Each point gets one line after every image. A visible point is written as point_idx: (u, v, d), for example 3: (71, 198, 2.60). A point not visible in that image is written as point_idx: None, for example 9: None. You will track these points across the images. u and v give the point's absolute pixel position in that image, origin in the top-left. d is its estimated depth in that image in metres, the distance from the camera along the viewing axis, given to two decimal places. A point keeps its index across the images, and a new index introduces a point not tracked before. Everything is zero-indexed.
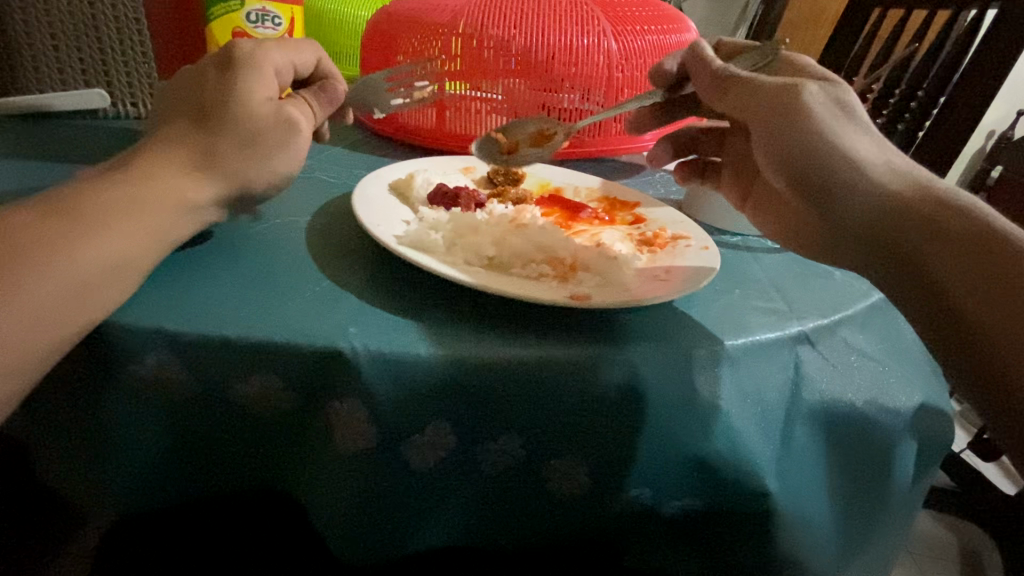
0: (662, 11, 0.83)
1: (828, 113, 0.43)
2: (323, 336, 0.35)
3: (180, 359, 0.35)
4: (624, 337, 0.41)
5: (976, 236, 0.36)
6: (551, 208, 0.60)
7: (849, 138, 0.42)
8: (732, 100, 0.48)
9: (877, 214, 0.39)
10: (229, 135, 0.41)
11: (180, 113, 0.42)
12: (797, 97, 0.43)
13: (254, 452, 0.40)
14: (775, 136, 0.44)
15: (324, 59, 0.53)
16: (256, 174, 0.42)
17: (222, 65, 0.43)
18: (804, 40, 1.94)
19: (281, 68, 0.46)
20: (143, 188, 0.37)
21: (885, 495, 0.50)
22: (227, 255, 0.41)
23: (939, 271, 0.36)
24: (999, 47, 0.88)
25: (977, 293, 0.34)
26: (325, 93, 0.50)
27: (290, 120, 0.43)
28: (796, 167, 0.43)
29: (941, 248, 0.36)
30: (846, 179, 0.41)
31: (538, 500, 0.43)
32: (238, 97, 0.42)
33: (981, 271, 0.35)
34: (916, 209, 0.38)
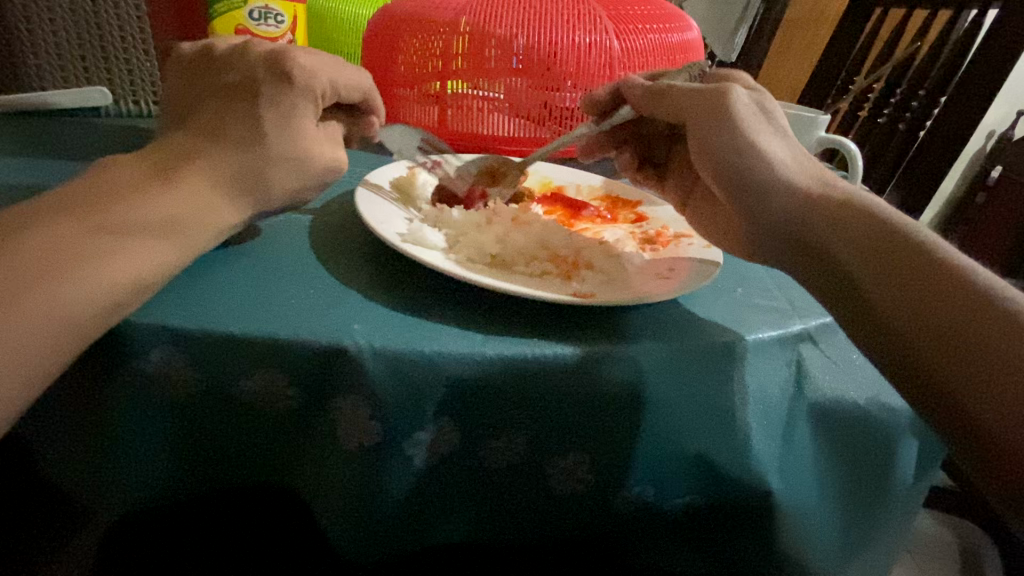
0: (664, 10, 0.83)
1: (753, 116, 0.45)
2: (328, 334, 0.36)
3: (183, 354, 0.35)
4: (626, 332, 0.41)
5: (902, 248, 0.37)
6: (552, 206, 0.60)
7: (768, 139, 0.44)
8: (666, 107, 0.50)
9: (798, 213, 0.41)
10: (277, 168, 0.41)
11: (201, 118, 0.41)
12: (728, 97, 0.45)
13: (257, 448, 0.40)
14: (709, 134, 0.45)
15: (374, 96, 0.50)
16: (288, 199, 0.43)
17: (279, 87, 0.42)
18: (805, 39, 1.92)
19: (335, 93, 0.45)
20: (172, 204, 0.37)
21: (887, 495, 0.50)
22: (231, 255, 0.42)
23: (883, 296, 0.36)
24: (1001, 44, 0.90)
25: (900, 293, 0.35)
26: (358, 118, 0.52)
27: (337, 162, 0.46)
28: (718, 169, 0.44)
29: (872, 266, 0.37)
30: (766, 180, 0.43)
31: (537, 498, 0.44)
32: (295, 131, 0.42)
33: (920, 292, 0.34)
34: (840, 215, 0.40)
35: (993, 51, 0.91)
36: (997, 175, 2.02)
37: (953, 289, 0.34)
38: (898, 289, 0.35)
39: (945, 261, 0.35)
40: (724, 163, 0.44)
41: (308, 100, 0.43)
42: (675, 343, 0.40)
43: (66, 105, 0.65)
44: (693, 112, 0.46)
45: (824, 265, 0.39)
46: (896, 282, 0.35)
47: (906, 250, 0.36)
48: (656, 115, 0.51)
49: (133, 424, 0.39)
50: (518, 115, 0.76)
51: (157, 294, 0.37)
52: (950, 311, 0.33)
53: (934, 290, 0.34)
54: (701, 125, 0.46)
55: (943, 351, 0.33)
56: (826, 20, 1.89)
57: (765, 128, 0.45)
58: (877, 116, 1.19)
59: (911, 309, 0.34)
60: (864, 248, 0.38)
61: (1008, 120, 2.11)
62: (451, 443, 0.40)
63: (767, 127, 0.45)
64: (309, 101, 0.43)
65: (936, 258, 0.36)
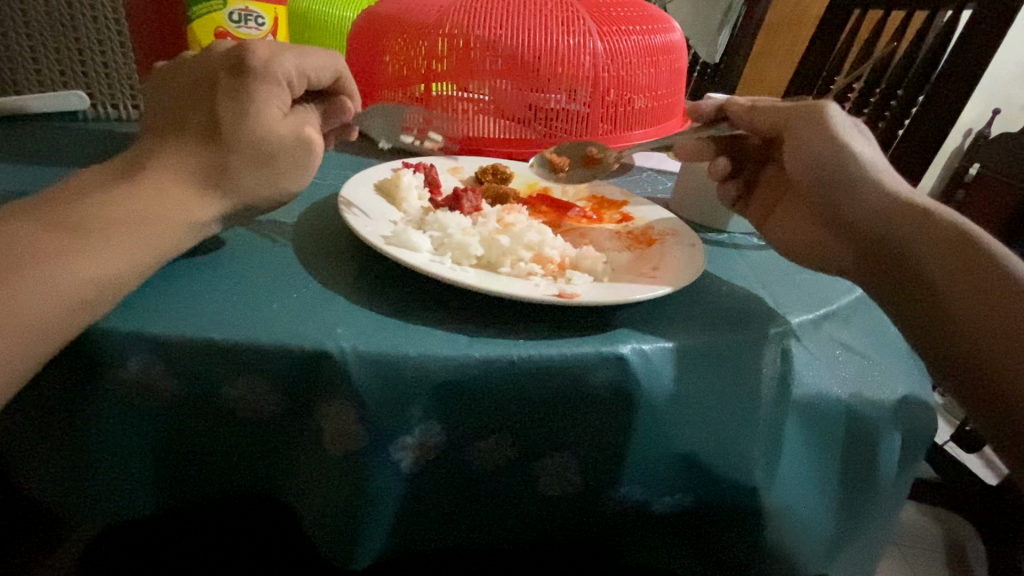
0: (646, 12, 0.83)
1: (846, 126, 0.51)
2: (311, 338, 0.35)
3: (160, 362, 0.35)
4: (609, 329, 0.41)
5: (990, 268, 0.40)
6: (538, 207, 0.60)
7: (860, 148, 0.49)
8: (767, 117, 0.54)
9: (886, 212, 0.46)
10: (238, 155, 0.40)
11: (175, 120, 0.41)
12: (826, 108, 0.51)
13: (240, 455, 0.40)
14: (807, 137, 0.50)
15: (345, 75, 0.50)
16: (266, 194, 0.42)
17: (237, 76, 0.41)
18: (787, 41, 1.94)
19: (301, 79, 0.44)
20: (142, 203, 0.37)
21: (873, 489, 0.50)
22: (212, 261, 0.41)
23: (962, 301, 0.40)
24: (975, 45, 0.92)
25: (973, 297, 0.40)
26: (330, 104, 0.50)
27: (308, 142, 0.43)
28: (809, 168, 0.50)
29: (957, 278, 0.41)
30: (855, 180, 0.48)
31: (527, 498, 0.44)
32: (256, 115, 0.41)
33: (999, 307, 0.39)
34: (929, 225, 0.44)
35: (967, 52, 0.92)
36: (976, 172, 2.07)
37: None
38: (975, 294, 0.40)
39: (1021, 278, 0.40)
40: (811, 162, 0.50)
41: (270, 85, 0.42)
42: (658, 342, 0.40)
43: (44, 109, 0.63)
44: (790, 119, 0.52)
45: (907, 271, 0.44)
46: (970, 290, 0.40)
47: (994, 275, 0.40)
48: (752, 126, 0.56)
49: (110, 433, 0.38)
50: (504, 117, 0.76)
51: (134, 293, 0.37)
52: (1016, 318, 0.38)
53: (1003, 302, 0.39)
54: (802, 129, 0.51)
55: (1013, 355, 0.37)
56: (808, 22, 1.92)
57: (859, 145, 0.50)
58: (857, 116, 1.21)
59: (992, 324, 0.38)
60: (947, 258, 0.42)
61: (984, 120, 2.15)
62: (440, 446, 0.39)
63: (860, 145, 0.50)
64: (270, 85, 0.41)
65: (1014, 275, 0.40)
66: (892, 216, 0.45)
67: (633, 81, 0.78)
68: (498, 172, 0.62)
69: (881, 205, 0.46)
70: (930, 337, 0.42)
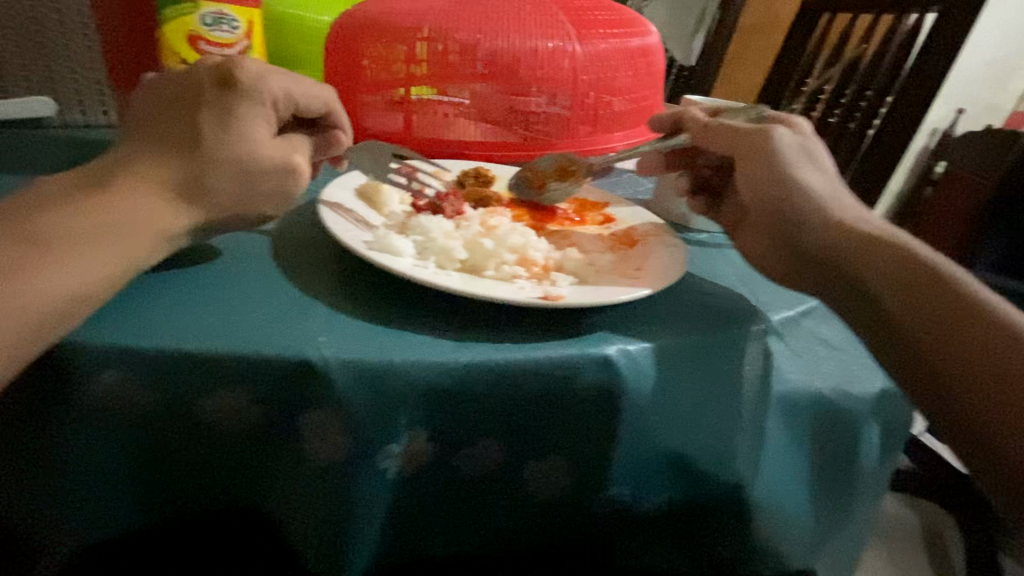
0: (624, 15, 0.85)
1: (794, 157, 0.50)
2: (292, 346, 0.35)
3: (133, 376, 0.34)
4: (596, 333, 0.41)
5: (947, 294, 0.39)
6: (521, 210, 0.60)
7: (805, 172, 0.49)
8: (718, 141, 0.54)
9: (834, 237, 0.45)
10: (215, 173, 0.39)
11: (150, 127, 0.40)
12: (772, 140, 0.50)
13: (221, 470, 0.39)
14: (751, 171, 0.50)
15: (338, 108, 0.48)
16: (242, 211, 0.41)
17: (222, 93, 0.40)
18: (761, 44, 1.98)
19: (290, 102, 0.43)
20: (113, 211, 0.36)
21: (856, 482, 0.51)
22: (188, 270, 0.40)
23: (917, 330, 0.38)
24: (941, 45, 0.95)
25: (925, 320, 0.38)
26: (320, 137, 0.49)
27: (292, 167, 0.42)
28: (760, 197, 0.49)
29: (911, 304, 0.39)
30: (803, 207, 0.47)
31: (516, 502, 0.43)
32: (236, 133, 0.40)
33: (956, 334, 0.37)
34: (881, 251, 0.43)
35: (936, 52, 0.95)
36: (943, 170, 2.16)
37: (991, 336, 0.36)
38: (929, 317, 0.38)
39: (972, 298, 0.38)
40: (762, 192, 0.49)
41: (256, 104, 0.41)
42: (643, 342, 0.41)
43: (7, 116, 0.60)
44: (738, 147, 0.52)
45: (862, 302, 0.42)
46: (922, 311, 0.38)
47: (948, 300, 0.38)
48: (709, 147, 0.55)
49: (81, 452, 0.36)
50: (487, 121, 0.76)
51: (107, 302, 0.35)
52: (972, 341, 0.36)
53: (964, 328, 0.37)
54: (750, 162, 0.51)
55: (973, 381, 0.35)
56: (779, 25, 1.96)
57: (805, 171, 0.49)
58: (828, 116, 1.24)
59: (950, 351, 0.36)
60: (901, 284, 0.40)
61: (950, 119, 2.22)
62: (426, 453, 0.39)
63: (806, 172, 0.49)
64: (256, 104, 0.41)
65: (967, 295, 0.38)
66: (843, 244, 0.44)
67: (612, 83, 0.79)
68: (480, 176, 0.62)
69: (829, 232, 0.45)
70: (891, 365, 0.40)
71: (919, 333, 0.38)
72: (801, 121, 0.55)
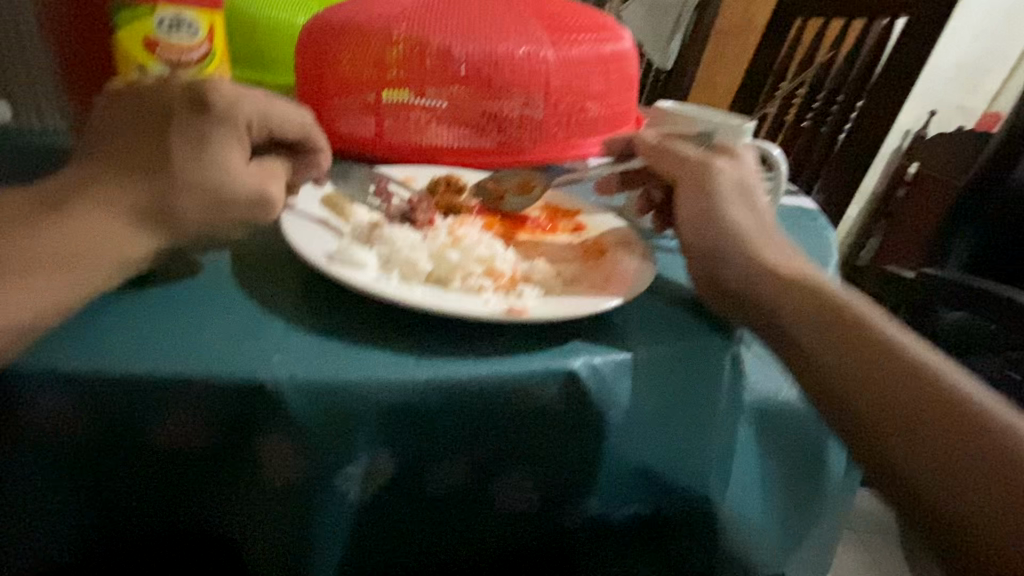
0: (597, 21, 0.85)
1: (727, 192, 0.50)
2: (243, 367, 0.34)
3: (77, 401, 0.33)
4: (560, 346, 0.40)
5: (884, 348, 0.39)
6: (491, 218, 0.59)
7: (733, 209, 0.49)
8: (660, 166, 0.54)
9: (772, 284, 0.44)
10: (183, 197, 0.37)
11: (111, 145, 0.39)
12: (707, 172, 0.51)
13: (174, 496, 0.37)
14: (684, 199, 0.51)
15: (315, 134, 0.46)
16: (210, 236, 0.39)
17: (191, 116, 0.39)
18: (737, 47, 2.01)
19: (264, 126, 0.42)
20: (68, 237, 0.34)
21: (823, 489, 0.51)
22: (141, 287, 0.39)
23: (856, 392, 0.38)
24: (909, 52, 0.96)
25: (864, 379, 0.38)
26: (302, 161, 0.47)
27: (265, 193, 0.40)
28: (694, 232, 0.49)
29: (847, 362, 0.39)
30: (735, 251, 0.47)
31: (483, 518, 0.42)
32: (207, 157, 0.38)
33: (894, 395, 0.36)
34: (818, 301, 0.42)
35: (903, 58, 0.97)
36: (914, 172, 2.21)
37: (930, 397, 0.36)
38: (866, 376, 0.38)
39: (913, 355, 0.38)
40: (697, 228, 0.49)
41: (229, 128, 0.39)
42: (607, 354, 0.40)
43: None
44: (678, 173, 0.52)
45: (805, 365, 0.41)
46: (861, 369, 0.38)
47: (884, 356, 0.38)
48: (656, 169, 0.55)
49: (25, 480, 0.35)
50: (462, 125, 0.75)
51: (58, 327, 0.34)
52: (914, 405, 0.36)
53: (912, 393, 0.36)
54: (684, 190, 0.51)
55: (916, 447, 0.35)
56: (755, 29, 1.99)
57: (735, 208, 0.49)
58: (801, 120, 1.26)
59: (888, 413, 0.36)
60: (836, 341, 0.40)
61: (921, 121, 2.27)
62: (388, 472, 0.38)
63: (738, 209, 0.49)
64: (229, 128, 0.39)
65: (906, 352, 0.38)
66: (787, 292, 0.43)
67: (585, 89, 0.79)
68: (451, 183, 0.60)
69: (775, 277, 0.44)
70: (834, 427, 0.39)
71: (857, 395, 0.38)
72: (745, 154, 0.55)
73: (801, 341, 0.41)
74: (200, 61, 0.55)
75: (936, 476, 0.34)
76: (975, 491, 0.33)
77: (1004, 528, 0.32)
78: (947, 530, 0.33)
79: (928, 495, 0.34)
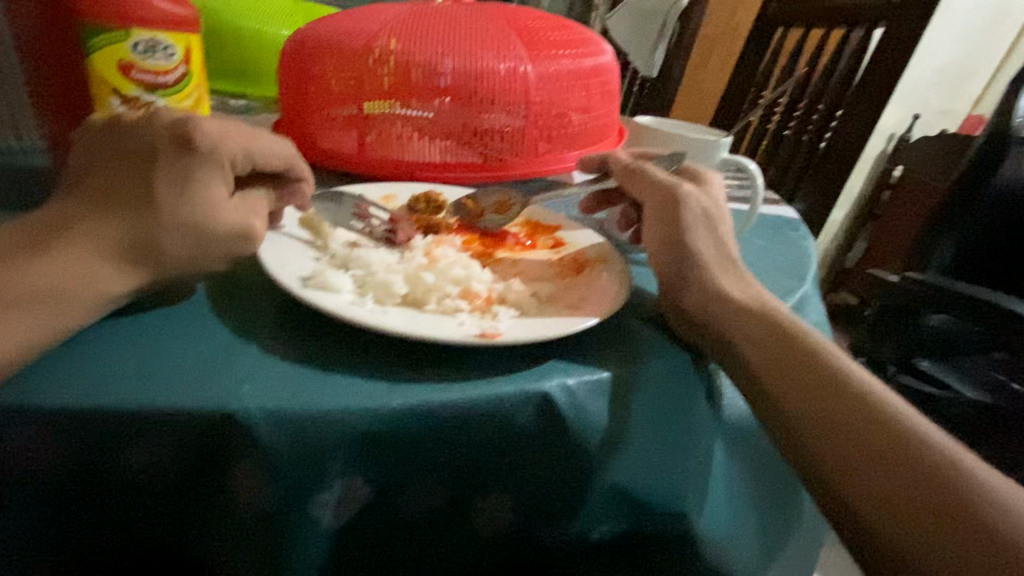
0: (579, 35, 0.85)
1: (694, 220, 0.51)
2: (214, 399, 0.33)
3: (48, 435, 0.32)
4: (535, 368, 0.41)
5: (834, 385, 0.42)
6: (470, 236, 0.59)
7: (699, 239, 0.51)
8: (635, 188, 0.55)
9: (735, 319, 0.47)
10: (167, 236, 0.38)
11: (93, 183, 0.39)
12: (676, 200, 0.52)
13: (147, 527, 0.37)
14: (652, 225, 0.52)
15: (299, 163, 0.48)
16: (191, 269, 0.40)
17: (176, 155, 0.40)
18: (722, 53, 2.03)
19: (249, 159, 0.43)
20: (48, 274, 0.35)
21: (791, 496, 0.55)
22: (115, 317, 0.39)
23: (809, 427, 0.41)
24: (886, 63, 0.98)
25: (815, 416, 0.41)
26: (285, 189, 0.49)
27: (248, 229, 0.42)
28: (661, 263, 0.50)
29: (801, 400, 0.42)
30: (700, 283, 0.49)
31: (460, 541, 0.43)
32: (192, 195, 0.39)
33: (842, 432, 0.40)
34: (776, 339, 0.45)
35: (881, 69, 0.98)
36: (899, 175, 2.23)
37: (873, 433, 0.39)
38: (817, 414, 0.41)
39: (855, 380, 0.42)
40: (664, 258, 0.50)
41: (214, 167, 0.40)
42: (583, 376, 0.40)
43: None
44: (650, 197, 0.53)
45: (764, 400, 0.44)
46: (813, 407, 0.42)
47: (832, 394, 0.42)
48: (631, 191, 0.56)
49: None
50: (444, 138, 0.75)
51: (32, 362, 0.34)
52: (861, 442, 0.39)
53: (858, 430, 0.40)
54: (655, 216, 0.52)
55: (847, 464, 0.39)
56: (740, 35, 2.01)
57: (700, 238, 0.51)
58: (784, 128, 1.28)
59: (836, 449, 0.40)
60: (791, 380, 0.43)
61: (905, 125, 2.30)
62: (362, 499, 0.38)
63: (704, 239, 0.51)
64: (214, 169, 0.40)
65: (848, 377, 0.42)
66: (746, 320, 0.46)
67: (566, 103, 0.80)
68: (431, 201, 0.61)
69: (735, 305, 0.47)
70: (790, 459, 0.43)
71: (810, 431, 0.41)
72: (711, 180, 0.58)
73: (755, 366, 0.45)
74: (175, 82, 0.55)
75: (877, 508, 0.37)
76: (914, 521, 0.36)
77: (915, 536, 0.36)
78: (888, 557, 0.37)
79: (855, 505, 0.39)
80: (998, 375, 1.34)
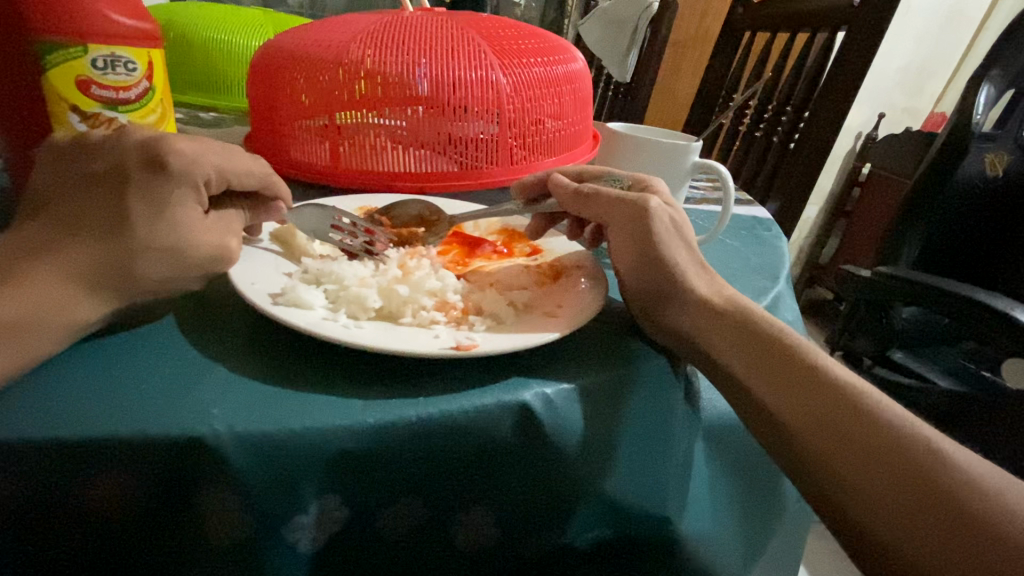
0: (549, 43, 0.86)
1: (664, 230, 0.51)
2: (182, 424, 0.32)
3: (7, 471, 0.31)
4: (513, 378, 0.40)
5: (812, 381, 0.42)
6: (448, 245, 0.60)
7: (673, 247, 0.51)
8: (595, 211, 0.55)
9: (711, 321, 0.47)
10: (144, 258, 0.38)
11: (58, 206, 0.38)
12: (644, 213, 0.51)
13: (110, 561, 0.35)
14: (622, 239, 0.52)
15: (276, 182, 0.49)
16: (164, 290, 0.40)
17: (150, 176, 0.39)
18: (693, 57, 2.07)
19: (223, 179, 0.43)
20: (12, 307, 0.33)
21: (772, 496, 0.56)
22: (80, 344, 0.37)
23: (790, 424, 0.42)
24: (850, 64, 1.00)
25: (796, 414, 0.42)
26: (259, 207, 0.49)
27: (226, 249, 0.43)
28: (639, 273, 0.51)
29: (783, 399, 0.43)
30: (677, 290, 0.49)
31: (444, 558, 0.42)
32: (166, 217, 0.39)
33: (826, 428, 0.40)
34: (755, 338, 0.46)
35: (845, 69, 1.01)
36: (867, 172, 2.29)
37: (854, 427, 0.39)
38: (799, 411, 0.42)
39: (841, 380, 0.42)
40: (637, 268, 0.51)
41: (187, 188, 0.40)
42: (561, 385, 0.40)
43: None
44: (614, 214, 0.53)
45: (747, 400, 0.45)
46: (795, 405, 0.42)
47: (812, 391, 0.42)
48: (586, 212, 0.56)
49: None
50: (418, 146, 0.75)
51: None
52: (843, 435, 0.39)
53: (840, 424, 0.40)
54: (622, 230, 0.52)
55: (831, 458, 0.39)
56: (709, 39, 2.04)
57: (670, 250, 0.51)
58: (754, 130, 1.31)
59: (818, 446, 0.40)
60: (770, 377, 0.44)
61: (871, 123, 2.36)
62: (341, 519, 0.37)
63: (676, 250, 0.51)
64: (188, 190, 0.40)
65: (828, 375, 0.43)
66: (723, 325, 0.47)
67: (539, 110, 0.80)
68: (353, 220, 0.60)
69: (711, 311, 0.48)
70: (776, 455, 0.43)
71: (794, 429, 0.41)
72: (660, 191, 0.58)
73: (735, 368, 0.46)
74: (137, 98, 0.54)
75: (861, 501, 0.38)
76: (896, 513, 0.36)
77: (900, 526, 0.36)
78: (875, 548, 0.37)
79: (840, 498, 0.39)
80: (968, 363, 1.39)
